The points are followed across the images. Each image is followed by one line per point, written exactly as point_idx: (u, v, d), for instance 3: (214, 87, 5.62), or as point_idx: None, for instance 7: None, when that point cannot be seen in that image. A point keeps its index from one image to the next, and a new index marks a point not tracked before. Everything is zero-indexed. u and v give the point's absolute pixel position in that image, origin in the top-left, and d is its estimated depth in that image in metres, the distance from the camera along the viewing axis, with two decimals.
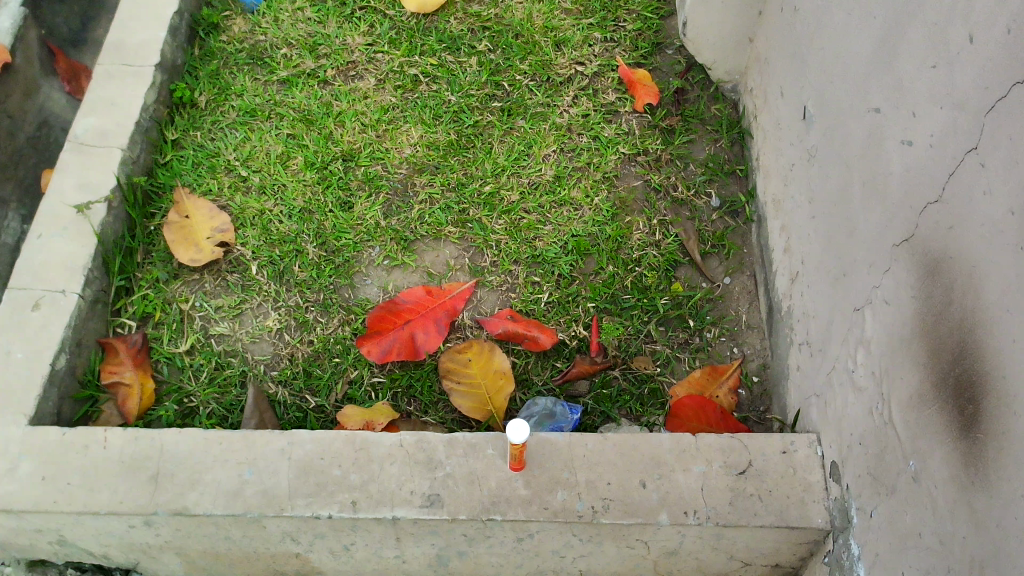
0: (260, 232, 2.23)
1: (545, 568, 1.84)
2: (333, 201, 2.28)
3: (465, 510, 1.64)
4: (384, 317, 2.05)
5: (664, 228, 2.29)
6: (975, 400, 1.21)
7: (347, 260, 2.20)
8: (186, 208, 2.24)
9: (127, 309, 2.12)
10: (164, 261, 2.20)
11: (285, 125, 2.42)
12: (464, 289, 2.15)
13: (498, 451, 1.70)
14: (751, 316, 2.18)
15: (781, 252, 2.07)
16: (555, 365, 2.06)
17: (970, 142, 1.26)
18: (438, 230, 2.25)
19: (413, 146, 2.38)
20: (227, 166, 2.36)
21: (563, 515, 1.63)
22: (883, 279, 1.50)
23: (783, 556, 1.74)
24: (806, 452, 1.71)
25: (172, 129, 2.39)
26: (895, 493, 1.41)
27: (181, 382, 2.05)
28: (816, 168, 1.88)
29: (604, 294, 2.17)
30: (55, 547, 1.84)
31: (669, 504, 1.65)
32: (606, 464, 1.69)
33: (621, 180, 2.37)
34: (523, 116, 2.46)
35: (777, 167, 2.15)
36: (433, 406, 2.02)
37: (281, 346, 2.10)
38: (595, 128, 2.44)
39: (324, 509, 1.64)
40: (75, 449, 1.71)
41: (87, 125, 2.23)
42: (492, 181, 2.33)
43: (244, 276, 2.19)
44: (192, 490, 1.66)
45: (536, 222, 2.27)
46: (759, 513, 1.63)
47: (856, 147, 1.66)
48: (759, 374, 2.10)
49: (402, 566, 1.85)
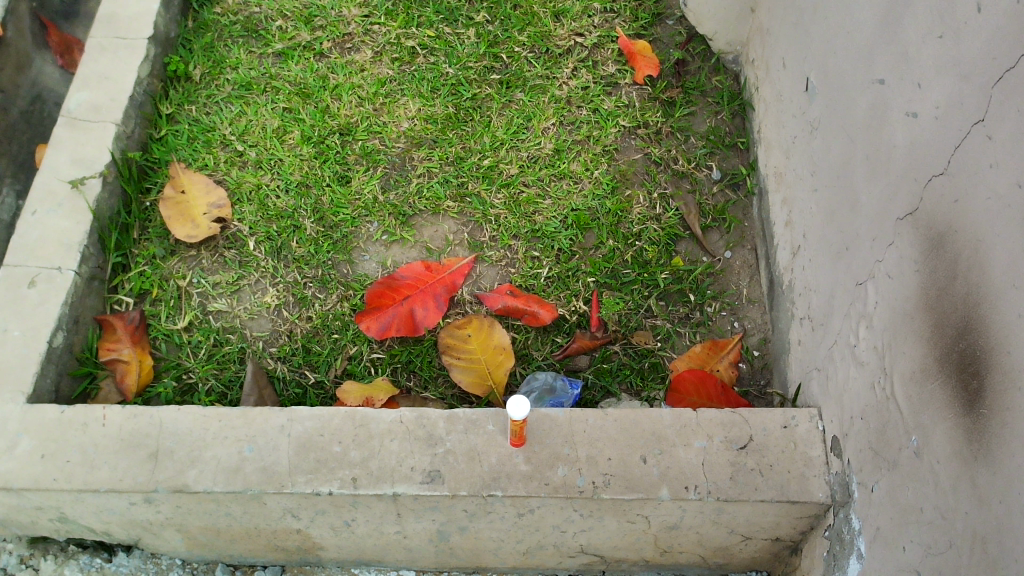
0: (257, 208, 2.20)
1: (546, 543, 1.84)
2: (331, 174, 2.26)
3: (465, 486, 1.64)
4: (383, 292, 2.03)
5: (665, 202, 2.27)
6: (979, 374, 1.20)
7: (346, 235, 2.18)
8: (181, 182, 2.21)
9: (124, 285, 2.09)
10: (161, 238, 2.17)
11: (281, 98, 2.38)
12: (464, 264, 2.13)
13: (499, 427, 1.70)
14: (752, 290, 2.18)
15: (782, 226, 2.06)
16: (555, 340, 2.06)
17: (976, 114, 1.24)
18: (437, 205, 2.23)
19: (411, 120, 2.35)
20: (222, 140, 2.32)
21: (563, 490, 1.64)
22: (886, 252, 1.49)
23: (784, 529, 1.74)
24: (807, 427, 1.71)
25: (166, 103, 2.35)
26: (896, 468, 1.40)
27: (180, 359, 2.02)
28: (818, 140, 1.87)
29: (604, 269, 2.16)
30: (56, 525, 1.85)
31: (669, 479, 1.65)
32: (606, 438, 1.69)
33: (621, 153, 2.35)
34: (522, 89, 2.43)
35: (778, 140, 2.13)
36: (433, 381, 2.02)
37: (280, 322, 2.08)
38: (595, 101, 2.41)
39: (325, 486, 1.64)
40: (74, 427, 1.70)
41: (81, 99, 2.19)
42: (491, 154, 2.31)
43: (241, 252, 2.16)
44: (192, 467, 1.66)
45: (535, 196, 2.25)
46: (760, 488, 1.64)
47: (859, 120, 1.64)
48: (759, 348, 2.10)
49: (403, 541, 1.86)
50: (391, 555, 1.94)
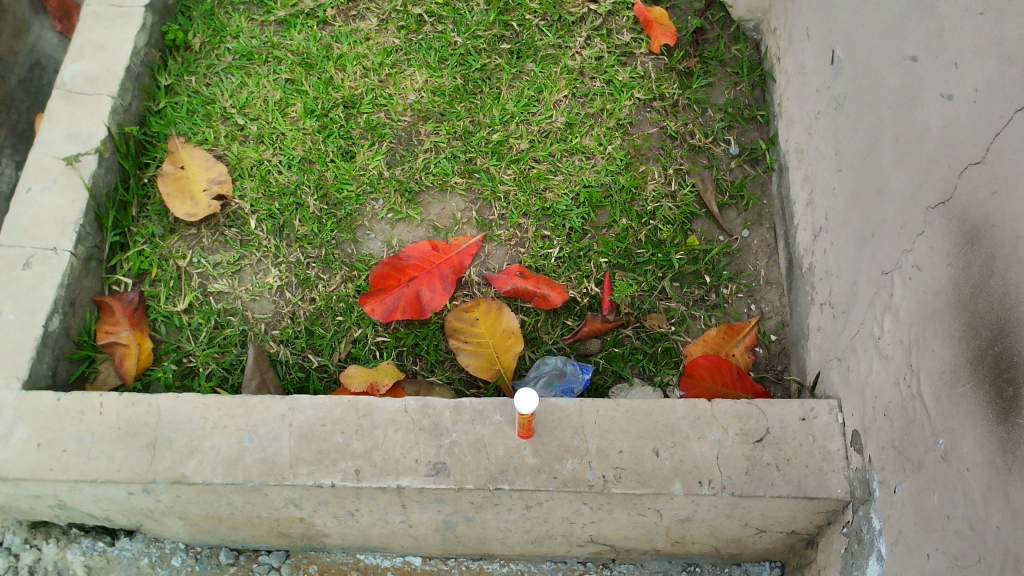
0: (259, 184, 2.13)
1: (554, 533, 1.80)
2: (334, 149, 2.18)
3: (471, 479, 1.59)
4: (388, 273, 1.96)
5: (681, 177, 2.19)
6: (1015, 381, 1.13)
7: (350, 214, 2.11)
8: (181, 157, 2.14)
9: (122, 265, 2.03)
10: (160, 215, 2.10)
11: (283, 69, 2.30)
12: (471, 244, 2.06)
13: (506, 418, 1.65)
14: (770, 271, 2.11)
15: (803, 205, 1.98)
16: (565, 323, 2.00)
17: (1020, 101, 1.15)
18: (444, 181, 2.15)
19: (418, 92, 2.27)
20: (223, 114, 2.24)
21: (572, 484, 1.59)
22: (915, 242, 1.41)
23: (799, 523, 1.69)
24: (826, 419, 1.65)
25: (165, 74, 2.27)
26: (921, 471, 1.33)
27: (180, 342, 1.97)
28: (842, 117, 1.78)
29: (617, 248, 2.09)
30: (56, 510, 1.82)
31: (682, 473, 1.60)
32: (618, 430, 1.64)
33: (636, 127, 2.26)
34: (532, 59, 2.33)
35: (801, 115, 2.04)
36: (439, 364, 1.96)
37: (282, 304, 2.02)
38: (609, 72, 2.32)
39: (327, 478, 1.59)
40: (70, 415, 1.65)
41: (76, 71, 2.11)
42: (500, 129, 2.22)
43: (243, 231, 2.09)
44: (191, 457, 1.61)
45: (546, 172, 2.17)
46: (776, 483, 1.58)
47: (888, 98, 1.55)
48: (777, 332, 2.03)
49: (408, 530, 1.82)
50: (396, 542, 1.91)
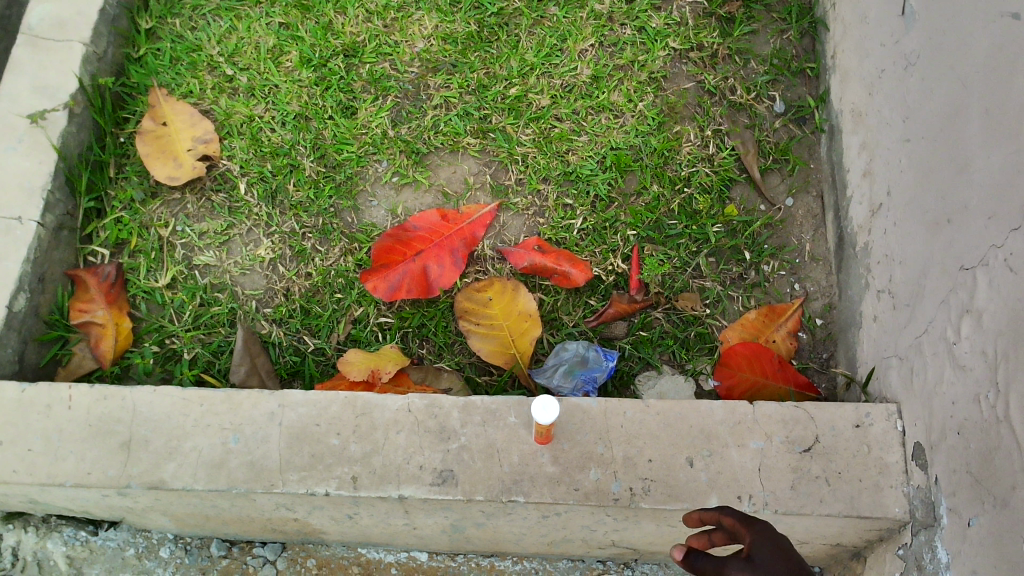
0: (249, 143, 1.92)
1: (573, 538, 1.63)
2: (333, 104, 1.96)
3: (482, 490, 1.42)
4: (392, 247, 1.76)
5: (719, 139, 1.96)
6: None
7: (350, 177, 1.90)
8: (163, 113, 1.93)
9: (98, 234, 1.84)
10: (140, 177, 1.90)
11: (277, 11, 2.05)
12: (485, 213, 1.86)
13: (522, 420, 1.47)
14: (816, 247, 1.90)
15: (859, 175, 1.75)
16: (588, 303, 1.80)
17: None
18: (455, 141, 1.93)
19: (427, 39, 2.03)
20: (209, 62, 2.01)
21: (595, 498, 1.41)
22: (1007, 238, 1.19)
23: (848, 538, 1.51)
24: (883, 427, 1.46)
25: (146, 16, 2.04)
26: (1005, 508, 1.14)
27: (162, 320, 1.79)
28: (913, 79, 1.54)
29: (647, 219, 1.87)
30: (29, 504, 1.67)
31: (719, 487, 1.42)
32: (647, 436, 1.46)
33: (670, 82, 2.02)
34: (556, 2, 2.07)
35: (859, 71, 1.79)
36: (448, 348, 1.78)
37: (275, 279, 1.83)
38: (641, 18, 2.06)
39: (320, 486, 1.42)
40: (36, 410, 1.48)
41: (43, 13, 1.89)
42: (518, 82, 1.99)
43: (231, 196, 1.89)
44: (170, 460, 1.45)
45: (569, 132, 1.95)
46: (826, 500, 1.41)
47: (976, 61, 1.32)
48: (823, 316, 1.83)
49: (413, 531, 1.66)
50: (400, 540, 1.75)
